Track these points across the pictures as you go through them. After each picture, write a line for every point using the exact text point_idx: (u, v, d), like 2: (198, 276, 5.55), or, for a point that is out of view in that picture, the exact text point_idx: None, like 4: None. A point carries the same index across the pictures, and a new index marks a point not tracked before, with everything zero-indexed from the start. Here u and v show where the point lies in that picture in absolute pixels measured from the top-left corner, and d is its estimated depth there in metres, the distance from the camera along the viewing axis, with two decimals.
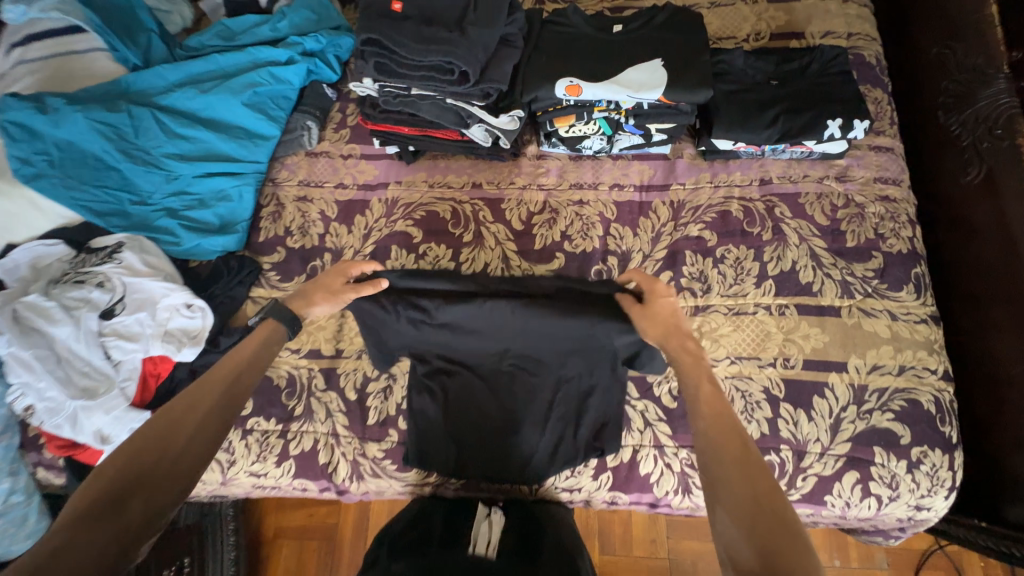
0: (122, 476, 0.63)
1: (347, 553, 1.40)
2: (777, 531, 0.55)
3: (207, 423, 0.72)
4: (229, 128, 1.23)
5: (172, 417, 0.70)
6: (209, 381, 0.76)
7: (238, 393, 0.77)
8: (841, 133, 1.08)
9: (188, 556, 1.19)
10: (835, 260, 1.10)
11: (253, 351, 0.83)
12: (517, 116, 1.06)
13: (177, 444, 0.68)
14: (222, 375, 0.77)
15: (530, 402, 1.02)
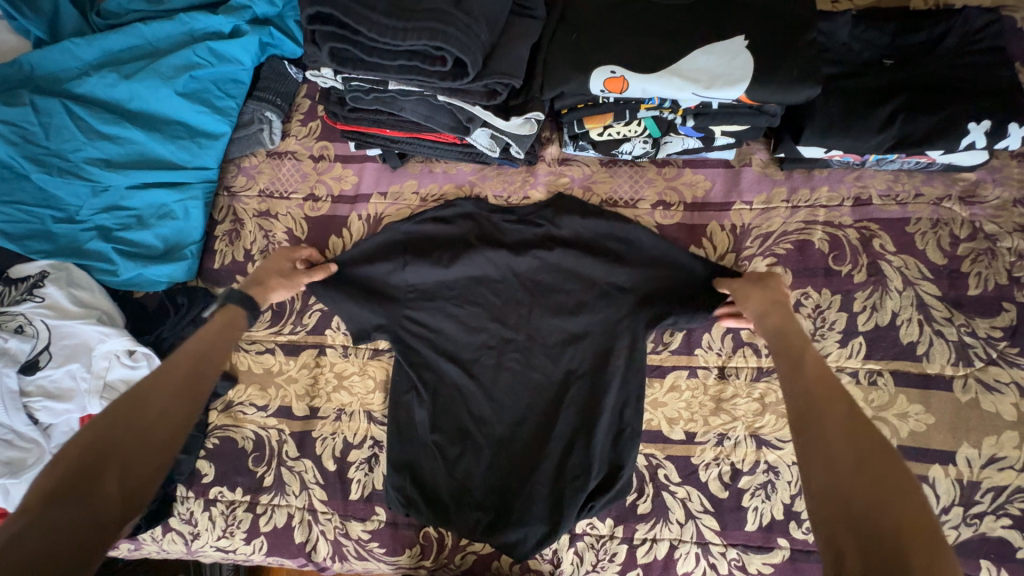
0: (86, 456, 0.61)
1: None
2: (891, 505, 0.52)
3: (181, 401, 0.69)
4: (165, 124, 0.96)
5: (140, 394, 0.67)
6: (173, 365, 0.72)
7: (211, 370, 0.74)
8: (984, 142, 0.78)
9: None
10: (951, 314, 0.83)
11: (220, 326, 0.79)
12: (534, 118, 0.77)
13: (150, 416, 0.66)
14: (195, 351, 0.74)
15: (530, 472, 0.85)
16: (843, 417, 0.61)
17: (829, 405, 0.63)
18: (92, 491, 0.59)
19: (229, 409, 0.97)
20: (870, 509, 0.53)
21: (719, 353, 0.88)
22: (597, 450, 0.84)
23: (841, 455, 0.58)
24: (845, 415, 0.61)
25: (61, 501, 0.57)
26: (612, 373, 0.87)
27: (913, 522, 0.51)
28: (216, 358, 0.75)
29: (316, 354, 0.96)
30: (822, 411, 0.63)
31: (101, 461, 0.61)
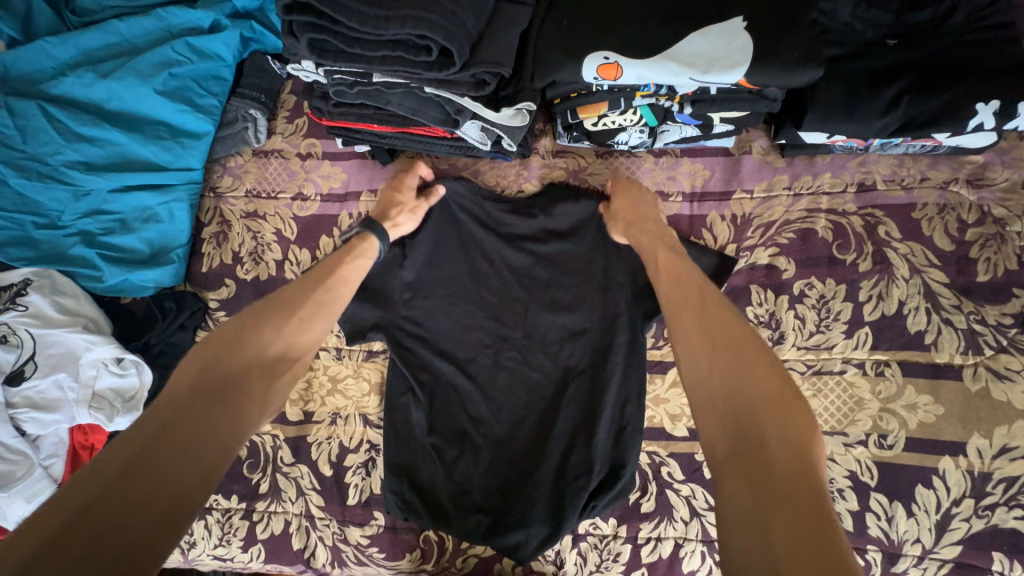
0: (193, 391, 0.60)
1: None
2: (770, 429, 0.52)
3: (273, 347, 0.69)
4: (146, 124, 0.94)
5: (237, 334, 0.67)
6: (266, 312, 0.71)
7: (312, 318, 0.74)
8: (993, 123, 0.75)
9: None
10: (960, 301, 0.81)
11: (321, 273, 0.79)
12: (526, 109, 0.74)
13: (248, 356, 0.66)
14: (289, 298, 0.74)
15: (530, 473, 0.83)
16: (690, 309, 0.66)
17: (685, 299, 0.68)
18: (200, 427, 0.58)
19: None
20: (717, 380, 0.58)
21: None
22: (598, 449, 0.82)
23: (706, 358, 0.61)
24: (695, 306, 0.66)
25: (175, 438, 0.56)
26: (611, 371, 0.85)
27: (777, 401, 0.54)
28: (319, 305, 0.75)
29: (309, 357, 0.94)
30: (674, 309, 0.68)
31: (206, 399, 0.60)
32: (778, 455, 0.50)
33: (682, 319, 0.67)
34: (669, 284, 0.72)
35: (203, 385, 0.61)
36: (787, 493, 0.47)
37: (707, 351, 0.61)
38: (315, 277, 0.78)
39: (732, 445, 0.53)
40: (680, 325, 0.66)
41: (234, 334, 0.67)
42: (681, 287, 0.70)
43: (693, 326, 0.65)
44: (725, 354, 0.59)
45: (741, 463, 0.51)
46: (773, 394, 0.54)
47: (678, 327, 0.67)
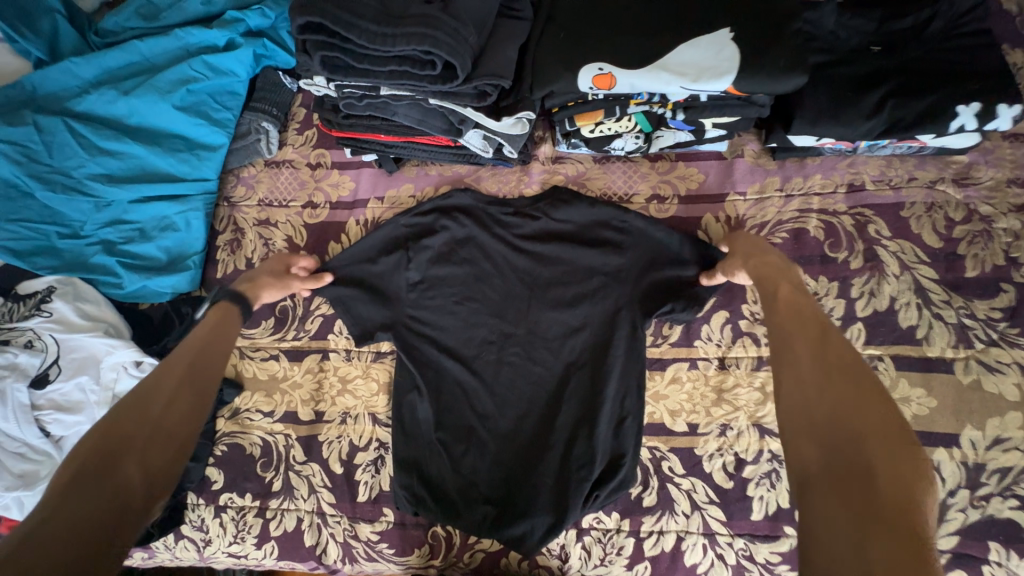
0: (99, 455, 0.58)
1: None
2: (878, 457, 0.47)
3: (186, 392, 0.68)
4: (164, 137, 0.98)
5: (146, 391, 0.66)
6: (166, 364, 0.70)
7: (215, 364, 0.74)
8: (975, 124, 0.78)
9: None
10: (949, 296, 0.83)
11: (213, 330, 0.78)
12: (525, 118, 0.78)
13: (155, 414, 0.64)
14: (188, 349, 0.73)
15: (535, 466, 0.86)
16: (807, 330, 0.60)
17: (801, 317, 0.62)
18: (110, 481, 0.57)
19: (236, 417, 0.98)
20: (821, 397, 0.53)
21: (719, 343, 0.89)
22: (599, 442, 0.85)
23: (809, 372, 0.56)
24: (805, 328, 0.60)
25: (83, 481, 0.55)
26: (610, 366, 0.88)
27: (896, 438, 0.48)
28: (221, 355, 0.76)
29: (319, 359, 0.98)
30: (793, 325, 0.61)
31: (110, 461, 0.58)
32: (888, 486, 0.45)
33: (797, 334, 0.60)
34: (785, 305, 0.64)
35: (109, 435, 0.60)
36: (901, 540, 0.42)
37: (823, 375, 0.54)
38: (214, 329, 0.78)
39: (831, 474, 0.48)
40: (784, 341, 0.60)
41: (140, 386, 0.66)
42: (802, 309, 0.63)
43: (808, 345, 0.58)
44: (840, 380, 0.54)
45: (842, 493, 0.46)
46: (890, 431, 0.49)
47: (783, 339, 0.61)
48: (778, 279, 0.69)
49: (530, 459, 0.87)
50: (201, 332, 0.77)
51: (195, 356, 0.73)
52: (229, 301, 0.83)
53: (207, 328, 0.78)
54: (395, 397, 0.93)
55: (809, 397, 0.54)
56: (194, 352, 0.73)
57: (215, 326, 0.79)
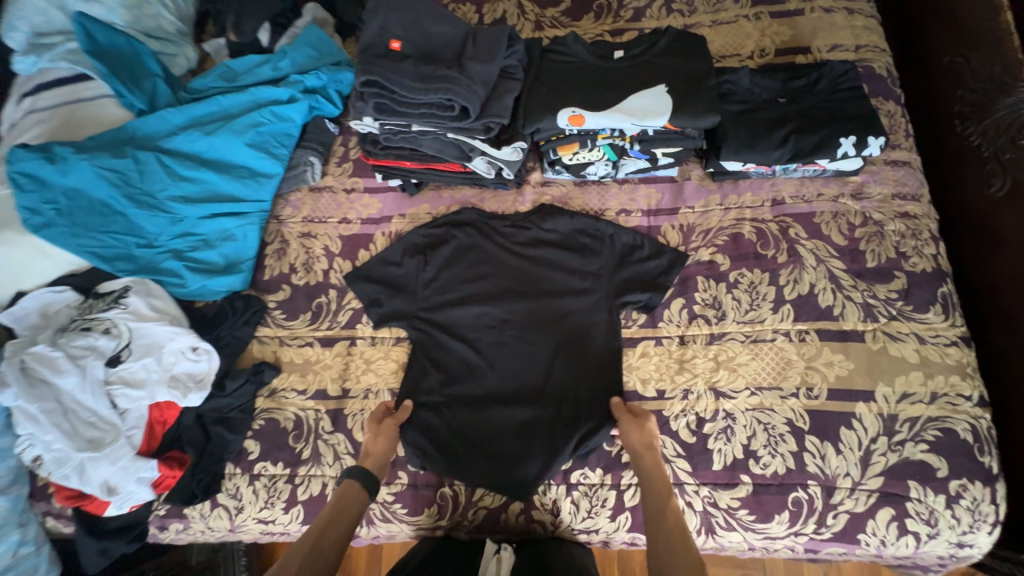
0: None
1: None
2: None
3: (309, 569, 0.86)
4: (233, 168, 1.23)
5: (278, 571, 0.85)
6: (303, 539, 0.90)
7: (333, 544, 0.90)
8: (855, 151, 1.05)
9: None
10: (856, 282, 1.05)
11: (339, 507, 0.94)
12: (520, 147, 1.04)
13: None
14: (319, 526, 0.91)
15: (530, 424, 1.03)
16: (681, 549, 0.82)
17: (674, 528, 0.86)
18: None
19: (274, 394, 1.15)
20: None
21: (679, 324, 1.09)
22: (581, 402, 1.04)
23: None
24: (682, 553, 0.82)
25: None
26: (589, 340, 1.09)
27: None
28: (339, 538, 0.91)
29: (348, 345, 1.16)
30: (669, 550, 0.83)
31: None
32: None
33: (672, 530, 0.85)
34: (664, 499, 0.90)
35: None
36: None
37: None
38: (338, 508, 0.94)
39: None
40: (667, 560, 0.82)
41: (279, 568, 0.86)
42: (678, 524, 0.87)
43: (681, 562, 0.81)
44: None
45: None
46: None
47: (667, 570, 0.81)
48: (661, 477, 0.93)
49: (527, 418, 1.04)
50: (331, 509, 0.94)
51: (320, 535, 0.90)
52: (352, 479, 0.98)
53: (335, 506, 0.94)
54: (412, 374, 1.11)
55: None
56: (323, 534, 0.90)
57: (342, 500, 0.95)
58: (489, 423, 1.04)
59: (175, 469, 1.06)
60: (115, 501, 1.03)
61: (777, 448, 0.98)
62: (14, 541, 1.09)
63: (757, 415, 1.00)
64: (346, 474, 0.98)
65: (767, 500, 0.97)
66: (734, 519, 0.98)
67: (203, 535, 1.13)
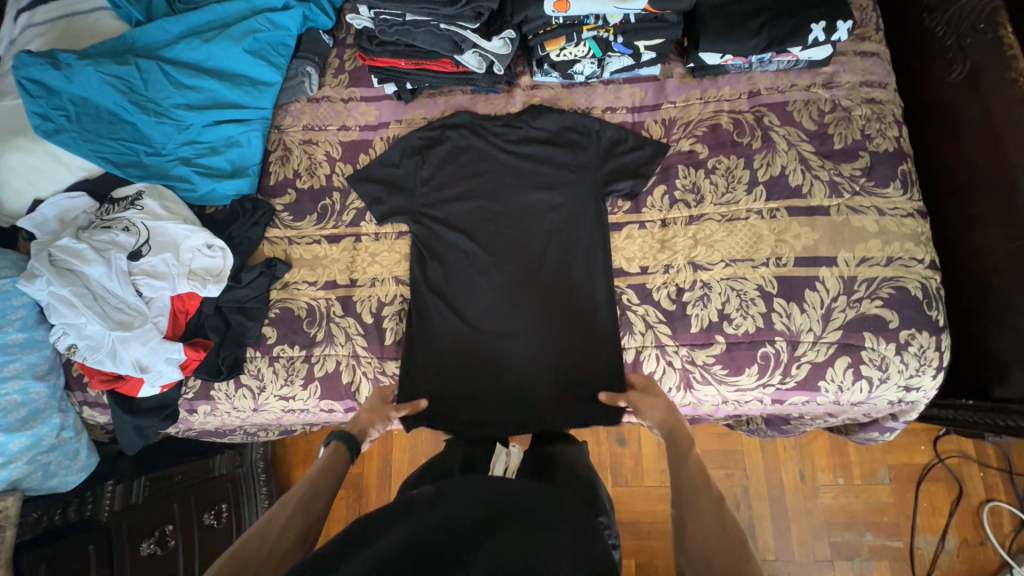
0: None
1: (372, 494, 1.65)
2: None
3: (301, 518, 0.84)
4: (233, 77, 1.28)
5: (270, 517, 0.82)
6: (293, 490, 0.87)
7: (325, 491, 0.89)
8: (825, 37, 1.11)
9: (224, 503, 1.55)
10: (823, 162, 1.14)
11: (330, 464, 0.93)
12: (508, 39, 1.12)
13: (275, 534, 0.80)
14: (311, 478, 0.89)
15: (523, 303, 1.14)
16: (697, 486, 0.84)
17: (696, 468, 0.86)
18: None
19: (286, 287, 1.23)
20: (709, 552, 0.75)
21: (660, 209, 1.17)
22: (571, 305, 1.14)
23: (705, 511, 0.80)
24: (699, 486, 0.84)
25: None
26: (578, 241, 1.16)
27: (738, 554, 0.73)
28: (329, 490, 0.89)
29: (353, 241, 1.24)
30: (689, 486, 0.85)
31: None
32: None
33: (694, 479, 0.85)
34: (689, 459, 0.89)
35: (234, 561, 0.75)
36: None
37: (708, 521, 0.78)
38: (333, 461, 0.93)
39: None
40: (688, 501, 0.83)
41: (269, 515, 0.83)
42: (699, 464, 0.88)
43: (704, 503, 0.81)
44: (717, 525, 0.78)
45: None
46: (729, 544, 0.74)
47: (687, 501, 0.83)
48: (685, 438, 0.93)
49: (520, 294, 1.15)
50: (321, 465, 0.92)
51: (311, 486, 0.88)
52: (343, 440, 0.97)
53: (324, 462, 0.93)
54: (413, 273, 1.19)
55: (704, 547, 0.76)
56: (313, 485, 0.89)
57: (333, 458, 0.94)
58: (488, 306, 1.15)
59: (200, 351, 1.15)
60: (148, 379, 1.12)
61: (748, 310, 1.08)
62: (55, 424, 1.20)
63: (730, 283, 1.10)
64: (334, 438, 0.96)
65: (739, 355, 1.08)
66: (709, 374, 1.09)
67: (230, 417, 1.24)
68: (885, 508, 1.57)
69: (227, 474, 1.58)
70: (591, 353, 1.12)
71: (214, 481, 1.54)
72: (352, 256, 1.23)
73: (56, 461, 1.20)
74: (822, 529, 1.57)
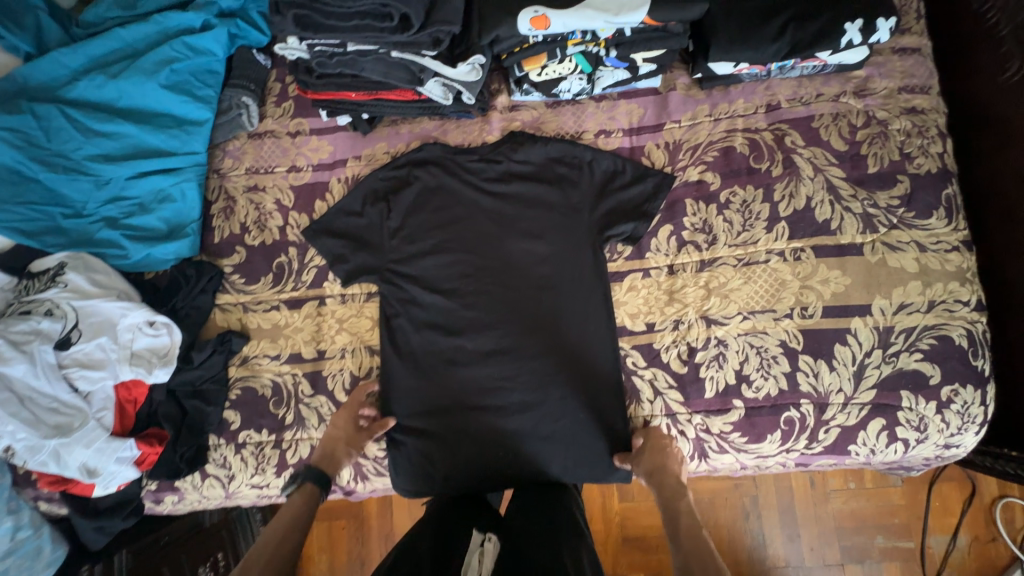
0: None
1: (374, 525, 1.56)
2: None
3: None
4: (154, 117, 1.07)
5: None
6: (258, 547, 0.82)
7: (292, 546, 0.84)
8: (861, 38, 0.92)
9: (221, 552, 1.41)
10: (855, 191, 0.97)
11: (294, 512, 0.89)
12: (478, 63, 0.92)
13: None
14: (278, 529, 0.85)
15: (515, 372, 1.01)
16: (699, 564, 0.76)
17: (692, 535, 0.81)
18: None
19: (246, 363, 1.09)
20: None
21: (667, 253, 1.02)
22: (568, 372, 1.00)
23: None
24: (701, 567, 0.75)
25: None
26: (569, 299, 1.02)
27: None
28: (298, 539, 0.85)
29: (317, 305, 1.09)
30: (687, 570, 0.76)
31: None
32: None
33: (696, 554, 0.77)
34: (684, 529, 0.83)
35: None
36: None
37: None
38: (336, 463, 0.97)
39: None
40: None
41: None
42: (694, 540, 0.80)
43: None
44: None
45: None
46: None
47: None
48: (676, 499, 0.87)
49: (512, 364, 1.02)
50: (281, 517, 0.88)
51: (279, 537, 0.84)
52: (308, 484, 0.94)
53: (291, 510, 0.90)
54: (388, 345, 1.04)
55: None
56: (282, 534, 0.84)
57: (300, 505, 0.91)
58: (479, 379, 1.02)
59: (156, 446, 1.02)
60: (99, 483, 0.97)
61: (770, 371, 0.96)
62: (7, 528, 1.06)
63: (749, 340, 0.97)
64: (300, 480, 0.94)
65: (759, 422, 0.96)
66: (725, 443, 0.98)
67: (201, 504, 1.12)
68: (896, 510, 1.43)
69: (221, 521, 1.42)
70: (595, 424, 1.00)
71: (208, 533, 1.38)
72: (317, 325, 1.08)
73: (15, 565, 1.05)
74: (832, 534, 1.43)
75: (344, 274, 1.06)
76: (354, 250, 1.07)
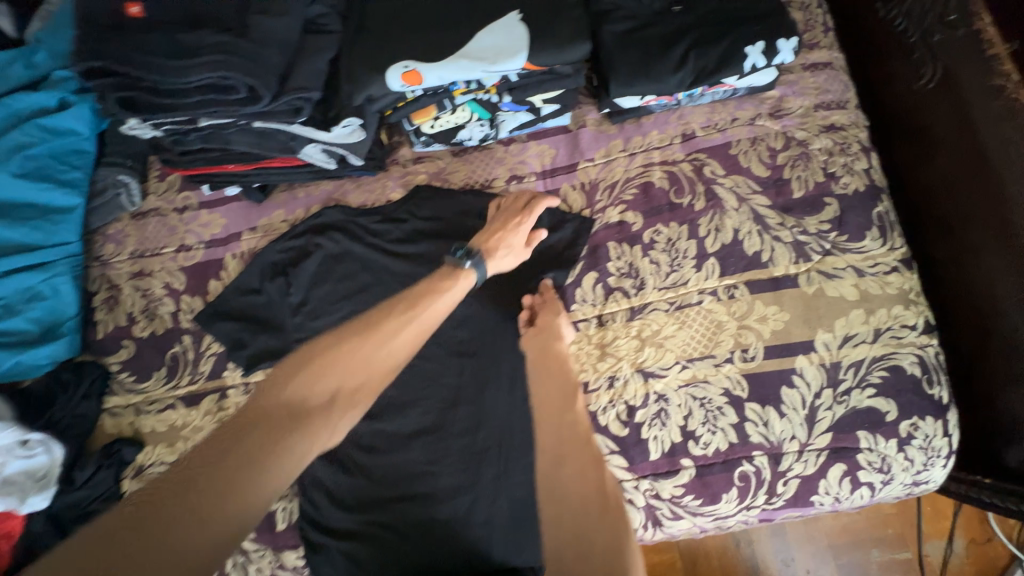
0: None
1: None
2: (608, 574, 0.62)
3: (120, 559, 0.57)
4: (13, 208, 0.96)
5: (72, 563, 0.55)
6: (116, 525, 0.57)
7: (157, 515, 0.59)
8: (765, 61, 0.87)
9: None
10: (783, 219, 0.91)
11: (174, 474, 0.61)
12: (353, 125, 0.86)
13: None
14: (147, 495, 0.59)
15: (441, 451, 0.91)
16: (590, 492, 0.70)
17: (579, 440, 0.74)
18: None
19: (140, 474, 0.96)
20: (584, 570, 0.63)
21: (594, 303, 0.93)
22: (499, 447, 0.90)
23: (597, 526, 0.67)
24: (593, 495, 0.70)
25: None
26: (493, 364, 0.92)
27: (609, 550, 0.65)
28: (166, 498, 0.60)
29: (217, 398, 0.97)
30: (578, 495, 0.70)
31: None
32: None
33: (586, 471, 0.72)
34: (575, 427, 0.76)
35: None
36: None
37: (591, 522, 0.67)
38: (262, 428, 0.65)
39: None
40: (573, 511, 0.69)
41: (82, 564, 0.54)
42: (583, 450, 0.74)
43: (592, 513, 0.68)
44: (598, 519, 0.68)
45: None
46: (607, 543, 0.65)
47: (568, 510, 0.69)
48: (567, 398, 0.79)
49: (437, 445, 0.91)
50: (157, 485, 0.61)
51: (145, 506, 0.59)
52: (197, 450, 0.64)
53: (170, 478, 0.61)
54: None
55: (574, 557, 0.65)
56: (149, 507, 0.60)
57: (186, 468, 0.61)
58: (400, 467, 0.90)
59: None
60: None
61: (716, 424, 0.87)
62: None
63: (691, 392, 0.88)
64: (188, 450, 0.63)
65: (712, 481, 0.87)
66: (679, 508, 0.88)
67: None
68: (889, 518, 1.26)
69: None
70: (535, 505, 0.88)
71: None
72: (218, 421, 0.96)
73: None
74: (827, 548, 1.25)
75: (243, 361, 0.95)
76: (252, 333, 0.96)
